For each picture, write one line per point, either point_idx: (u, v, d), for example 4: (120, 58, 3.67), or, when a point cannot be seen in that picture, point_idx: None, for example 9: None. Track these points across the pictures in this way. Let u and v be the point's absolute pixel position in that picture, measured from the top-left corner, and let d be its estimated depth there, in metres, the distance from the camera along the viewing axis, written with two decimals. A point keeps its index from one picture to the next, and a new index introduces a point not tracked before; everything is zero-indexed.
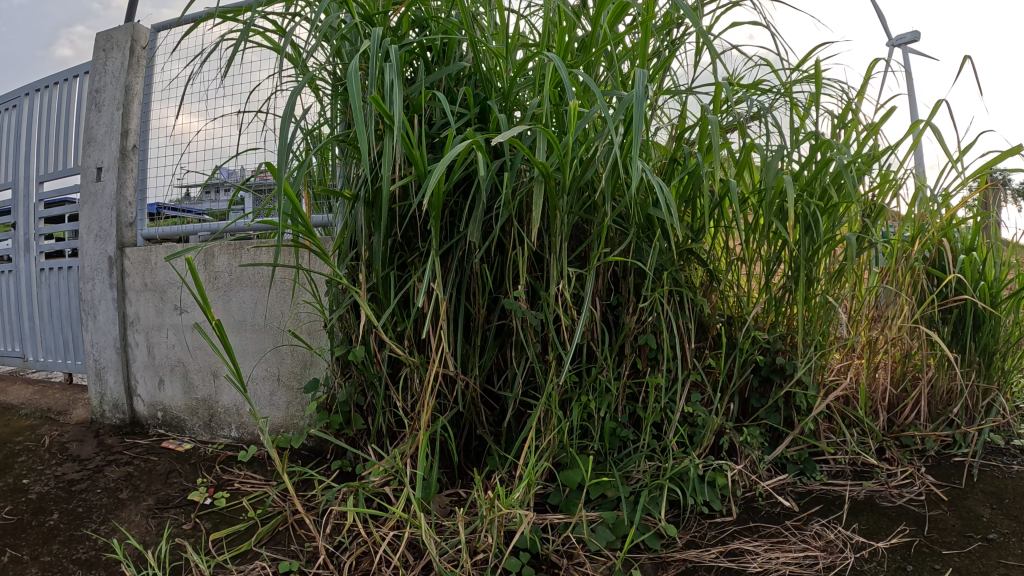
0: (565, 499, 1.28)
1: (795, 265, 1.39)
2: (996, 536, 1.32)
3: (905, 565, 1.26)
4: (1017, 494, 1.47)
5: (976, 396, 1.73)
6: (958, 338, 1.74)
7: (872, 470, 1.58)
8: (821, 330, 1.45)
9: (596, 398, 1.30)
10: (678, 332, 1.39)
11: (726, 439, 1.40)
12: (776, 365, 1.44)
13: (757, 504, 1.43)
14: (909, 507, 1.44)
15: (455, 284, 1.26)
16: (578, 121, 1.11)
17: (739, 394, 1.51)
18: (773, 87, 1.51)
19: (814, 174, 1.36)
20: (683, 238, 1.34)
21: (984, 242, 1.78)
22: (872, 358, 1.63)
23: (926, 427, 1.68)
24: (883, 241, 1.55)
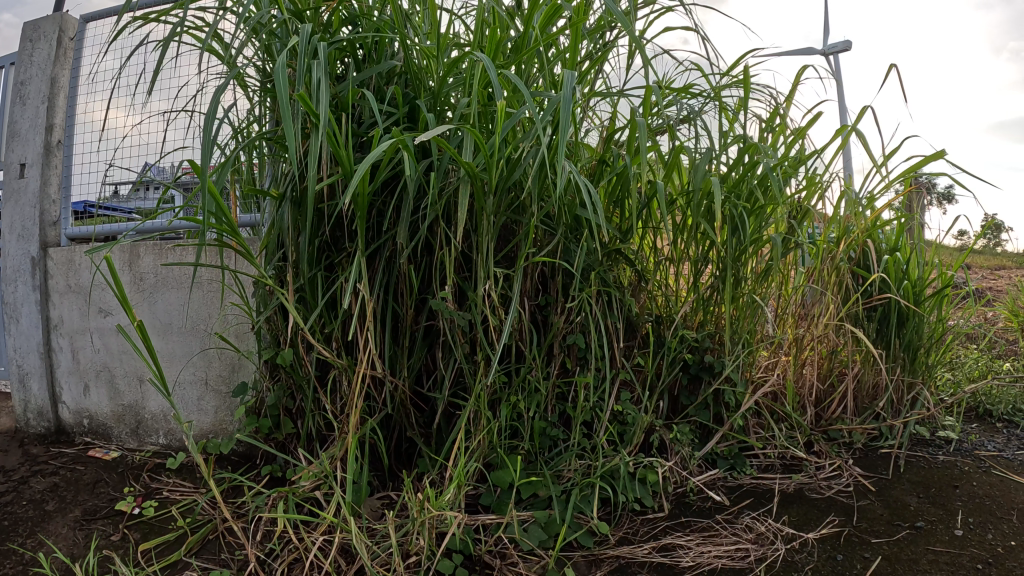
0: (497, 499, 1.29)
1: (722, 265, 1.41)
2: (923, 524, 1.38)
3: (835, 553, 1.30)
4: (939, 484, 1.53)
5: (901, 390, 1.79)
6: (883, 336, 1.79)
7: (801, 464, 1.62)
8: (747, 329, 1.47)
9: (525, 398, 1.30)
10: (607, 332, 1.40)
11: (656, 437, 1.41)
12: (704, 363, 1.47)
13: (688, 499, 1.46)
14: (837, 499, 1.48)
15: (382, 285, 1.25)
16: (506, 121, 1.11)
17: (668, 392, 1.53)
18: (704, 91, 1.54)
19: (741, 176, 1.39)
20: (611, 238, 1.35)
21: (909, 243, 1.84)
22: (799, 355, 1.67)
23: (853, 420, 1.73)
24: (809, 242, 1.58)
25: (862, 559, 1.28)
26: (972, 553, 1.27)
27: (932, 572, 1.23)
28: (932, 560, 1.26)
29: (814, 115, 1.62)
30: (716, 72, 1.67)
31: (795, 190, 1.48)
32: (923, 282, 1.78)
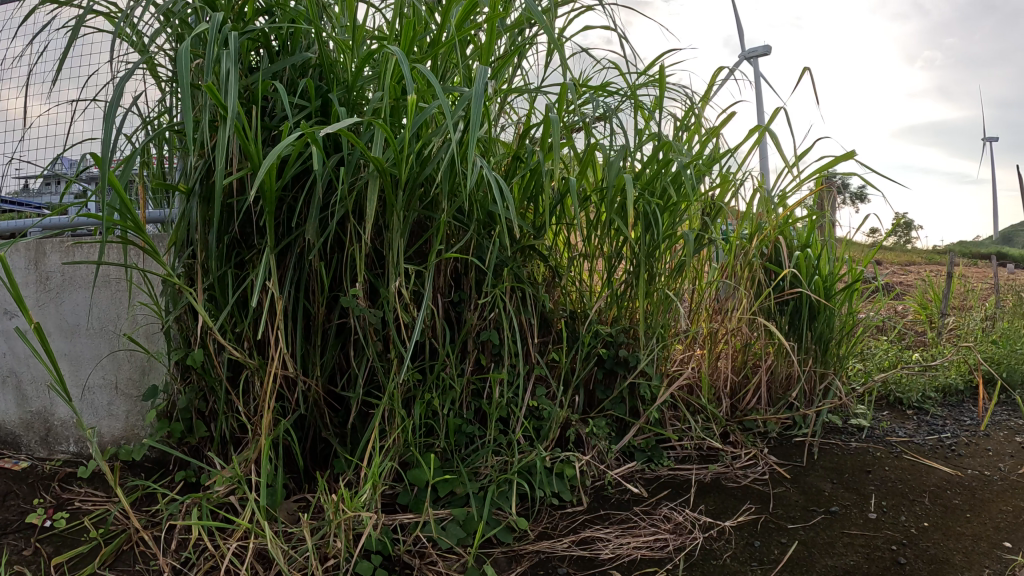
0: (414, 498, 1.29)
1: (635, 261, 1.44)
2: (837, 509, 1.49)
3: (752, 540, 1.36)
4: (853, 471, 1.69)
5: (813, 380, 1.86)
6: (795, 329, 1.84)
7: (717, 454, 1.67)
8: (661, 322, 1.50)
9: (439, 395, 1.31)
10: (522, 328, 1.41)
11: (572, 431, 1.43)
12: (619, 357, 1.49)
13: (607, 492, 1.48)
14: (754, 487, 1.55)
15: (293, 283, 1.24)
16: (418, 115, 1.11)
17: (584, 386, 1.55)
18: (621, 89, 1.57)
19: (654, 173, 1.42)
20: (524, 234, 1.36)
21: (820, 239, 1.88)
22: (714, 349, 1.71)
23: (766, 411, 1.79)
24: (722, 238, 1.62)
25: (777, 547, 1.34)
26: (885, 535, 1.41)
27: (846, 553, 1.33)
28: (848, 543, 1.36)
29: (728, 115, 1.66)
30: (635, 71, 1.71)
31: (708, 187, 1.52)
32: (833, 278, 1.84)
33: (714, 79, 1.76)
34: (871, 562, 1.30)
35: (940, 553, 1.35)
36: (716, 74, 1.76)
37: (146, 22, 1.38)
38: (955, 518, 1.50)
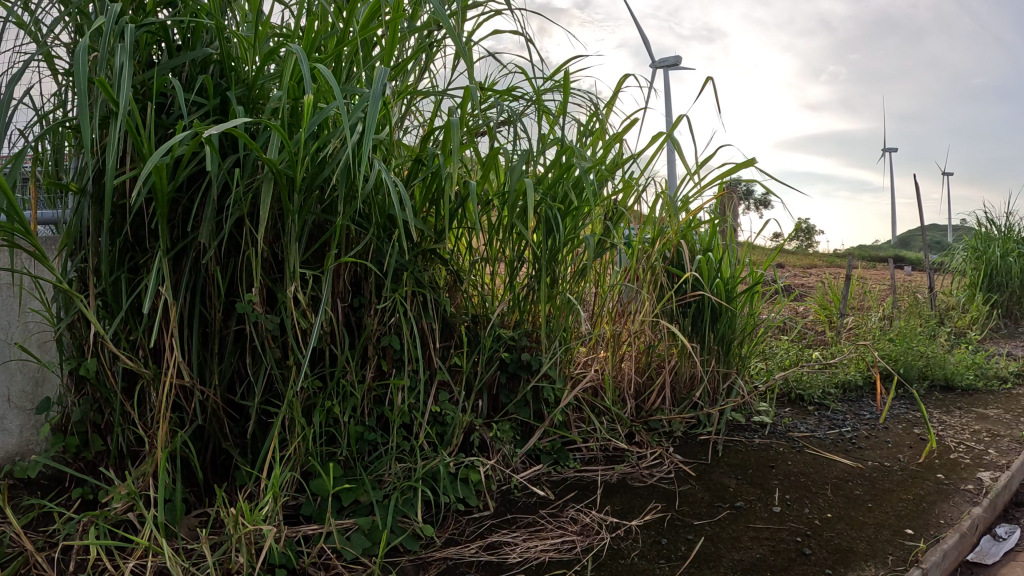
0: (318, 508, 1.28)
1: (537, 264, 1.48)
2: (741, 504, 1.54)
3: (659, 538, 1.39)
4: (762, 464, 1.76)
5: (717, 379, 1.92)
6: (698, 330, 1.89)
7: (623, 454, 1.71)
8: (563, 325, 1.55)
9: (339, 402, 1.31)
10: (422, 333, 1.44)
11: (476, 436, 1.45)
12: (522, 360, 1.54)
13: (513, 497, 1.52)
14: (660, 487, 1.60)
15: (188, 288, 1.23)
16: (314, 116, 1.13)
17: (488, 391, 1.56)
18: (526, 94, 1.58)
19: (556, 177, 1.45)
20: (424, 237, 1.38)
21: (722, 243, 1.95)
22: (618, 351, 1.76)
23: (671, 410, 1.85)
24: (625, 243, 1.67)
25: (682, 542, 1.38)
26: (789, 527, 1.47)
27: (752, 547, 1.38)
28: (752, 536, 1.41)
29: (631, 122, 1.72)
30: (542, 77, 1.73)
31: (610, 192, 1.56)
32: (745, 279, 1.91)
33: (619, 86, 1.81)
34: (776, 554, 1.35)
35: (843, 542, 1.43)
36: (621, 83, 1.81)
37: (44, 10, 1.33)
38: (856, 505, 1.60)
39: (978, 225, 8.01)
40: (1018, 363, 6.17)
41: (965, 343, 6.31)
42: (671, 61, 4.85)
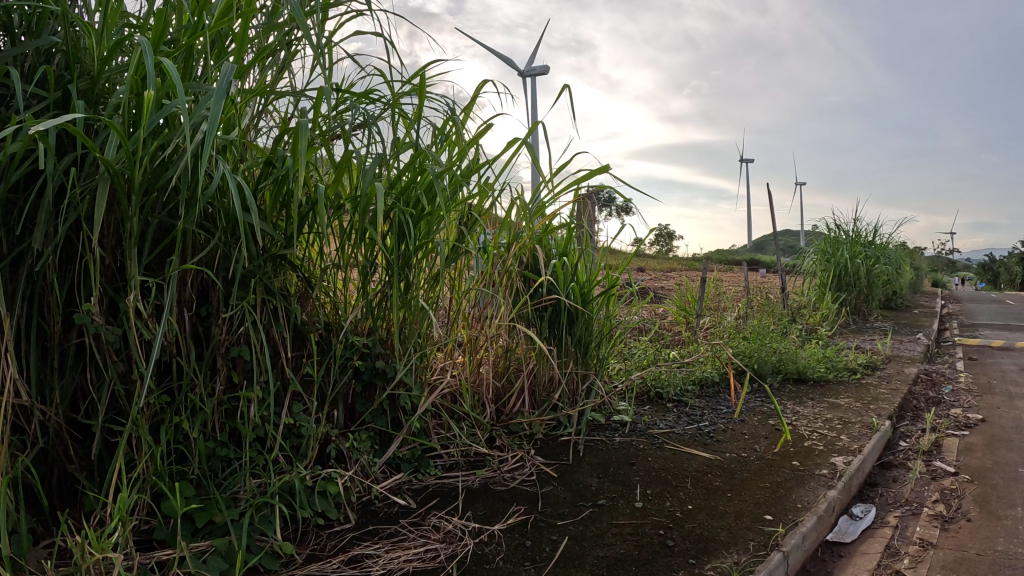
0: (173, 533, 1.24)
1: (388, 268, 1.60)
2: (603, 502, 1.76)
3: (524, 540, 1.54)
4: (616, 461, 2.06)
5: (577, 381, 2.22)
6: (554, 331, 2.17)
7: (483, 459, 1.94)
8: (415, 331, 1.71)
9: (188, 417, 1.30)
10: (274, 342, 1.52)
11: (332, 446, 1.54)
12: (377, 369, 1.66)
13: (377, 507, 1.62)
14: (523, 489, 1.80)
15: (19, 296, 1.15)
16: (154, 109, 1.13)
17: (344, 400, 1.69)
18: (383, 98, 1.58)
19: (407, 182, 1.56)
20: (274, 243, 1.46)
21: (577, 248, 2.22)
22: (476, 355, 1.97)
23: (530, 412, 2.12)
24: (482, 247, 1.84)
25: (545, 544, 1.53)
26: (652, 522, 1.69)
27: (616, 543, 1.57)
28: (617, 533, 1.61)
29: (489, 127, 1.78)
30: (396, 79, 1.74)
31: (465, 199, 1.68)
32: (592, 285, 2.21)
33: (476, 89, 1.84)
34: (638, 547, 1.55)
35: (704, 532, 1.67)
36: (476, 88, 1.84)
37: None
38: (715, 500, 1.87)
39: (827, 228, 8.67)
40: (864, 353, 6.71)
41: (815, 338, 6.83)
42: (537, 70, 4.89)
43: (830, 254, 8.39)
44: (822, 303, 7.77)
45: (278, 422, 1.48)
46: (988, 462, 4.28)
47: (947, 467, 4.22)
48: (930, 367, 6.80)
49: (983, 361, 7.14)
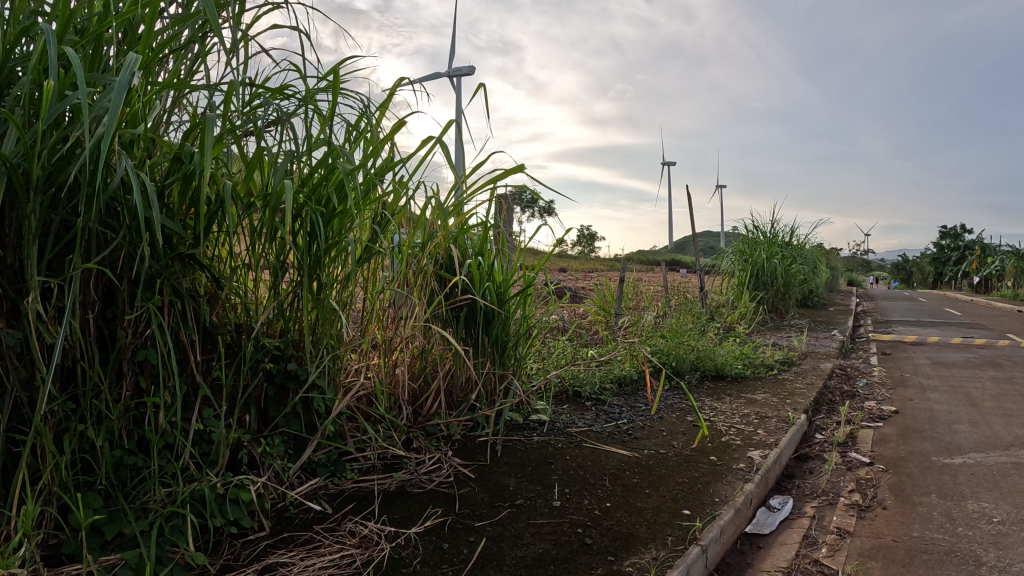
0: (77, 548, 1.61)
1: (301, 262, 2.33)
2: (523, 502, 2.80)
3: (440, 543, 2.37)
4: (528, 461, 3.29)
5: (496, 384, 3.56)
6: (469, 331, 3.41)
7: (396, 462, 2.99)
8: (323, 333, 2.48)
9: (94, 421, 1.66)
10: (186, 343, 2.05)
11: (243, 453, 2.27)
12: (285, 373, 2.41)
13: (290, 513, 2.43)
14: (437, 488, 2.86)
15: None
16: (55, 105, 1.37)
17: (256, 401, 2.47)
18: (292, 96, 2.24)
19: (315, 174, 2.27)
20: (180, 244, 1.97)
21: (490, 250, 3.46)
22: (393, 357, 3.09)
23: (442, 412, 3.24)
24: (392, 238, 2.84)
25: (465, 548, 2.36)
26: (568, 521, 2.66)
27: (537, 545, 2.43)
28: (535, 536, 2.50)
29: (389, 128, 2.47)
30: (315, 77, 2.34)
31: (373, 190, 2.44)
32: (504, 287, 3.46)
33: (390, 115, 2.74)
34: (555, 549, 2.40)
35: (623, 528, 2.64)
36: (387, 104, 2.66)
37: None
38: (625, 496, 2.99)
39: (745, 230, 8.86)
40: (780, 349, 6.96)
41: (733, 336, 7.09)
42: (457, 70, 5.11)
43: (746, 254, 8.57)
44: (742, 303, 8.02)
45: (192, 425, 1.96)
46: (900, 452, 4.46)
47: (863, 458, 4.41)
48: (845, 362, 7.07)
49: (897, 356, 7.44)
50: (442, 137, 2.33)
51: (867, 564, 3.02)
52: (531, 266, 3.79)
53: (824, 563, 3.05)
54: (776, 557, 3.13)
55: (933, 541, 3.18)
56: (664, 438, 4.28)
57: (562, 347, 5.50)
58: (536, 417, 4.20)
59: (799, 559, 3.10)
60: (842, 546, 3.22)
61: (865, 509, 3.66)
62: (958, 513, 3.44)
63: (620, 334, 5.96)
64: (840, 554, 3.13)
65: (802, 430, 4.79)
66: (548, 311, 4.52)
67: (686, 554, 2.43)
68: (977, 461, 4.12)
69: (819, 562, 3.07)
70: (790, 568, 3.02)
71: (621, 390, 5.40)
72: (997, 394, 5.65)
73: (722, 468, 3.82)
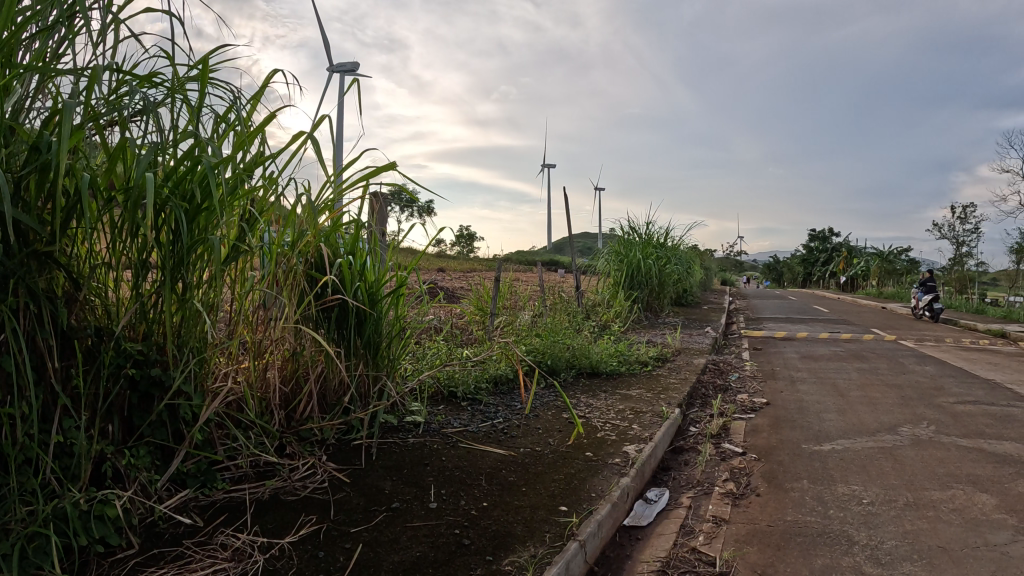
0: None
1: (166, 255, 2.62)
2: (395, 508, 3.08)
3: (316, 551, 2.65)
4: (403, 463, 3.61)
5: (368, 385, 3.87)
6: (337, 328, 3.68)
7: (269, 469, 3.23)
8: (189, 332, 2.79)
9: None
10: (44, 350, 2.32)
11: (107, 464, 2.48)
12: (153, 382, 2.67)
13: (159, 527, 2.64)
14: (311, 495, 3.12)
15: None
16: None
17: (124, 413, 2.67)
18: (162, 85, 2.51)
19: (175, 169, 2.60)
20: (39, 242, 2.21)
21: (359, 252, 3.75)
22: (264, 360, 3.30)
23: (314, 416, 3.52)
24: (262, 239, 3.12)
25: (341, 555, 2.64)
26: (445, 522, 3.00)
27: (416, 550, 2.75)
28: (412, 539, 2.82)
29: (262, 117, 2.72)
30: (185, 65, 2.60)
31: (237, 189, 2.86)
32: (374, 287, 3.76)
33: (251, 122, 3.14)
34: (433, 551, 2.75)
35: (500, 530, 3.00)
36: (246, 113, 3.06)
37: None
38: (500, 495, 3.37)
39: (620, 231, 9.21)
40: (653, 347, 7.25)
41: (608, 334, 7.34)
42: (348, 65, 5.06)
43: (622, 254, 8.87)
44: (616, 302, 8.33)
45: (55, 435, 2.30)
46: (772, 441, 4.76)
47: (735, 449, 4.67)
48: (718, 357, 7.48)
49: (768, 351, 7.92)
50: (293, 148, 2.81)
51: (743, 549, 3.18)
52: (401, 267, 4.10)
53: (701, 550, 3.20)
54: (654, 548, 3.28)
55: (806, 524, 3.39)
56: (539, 437, 4.40)
57: (436, 347, 5.48)
58: (413, 419, 4.19)
59: (677, 549, 3.25)
60: (718, 533, 3.40)
61: (739, 496, 3.87)
62: (830, 497, 3.70)
63: (496, 334, 6.04)
64: (717, 541, 3.30)
65: (676, 423, 5.02)
66: (421, 308, 4.60)
67: (562, 550, 2.83)
68: (844, 447, 4.46)
69: (696, 550, 3.22)
70: (668, 557, 3.16)
71: (497, 390, 5.47)
72: (862, 384, 6.15)
73: (598, 463, 3.98)
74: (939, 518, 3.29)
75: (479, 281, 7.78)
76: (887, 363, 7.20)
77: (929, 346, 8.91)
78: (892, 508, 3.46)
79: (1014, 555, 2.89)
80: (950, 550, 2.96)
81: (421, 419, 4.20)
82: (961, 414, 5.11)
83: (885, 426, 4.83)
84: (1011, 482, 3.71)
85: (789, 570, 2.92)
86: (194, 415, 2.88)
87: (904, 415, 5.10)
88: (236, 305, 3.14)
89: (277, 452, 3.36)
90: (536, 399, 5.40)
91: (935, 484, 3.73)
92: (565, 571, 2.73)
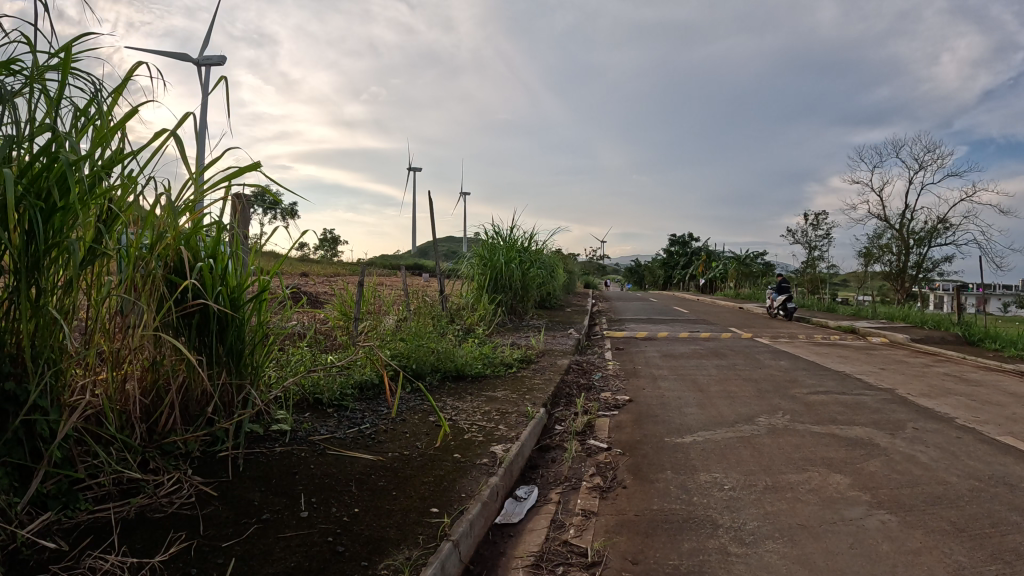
0: None
1: (21, 260, 2.39)
2: (264, 519, 2.97)
3: (189, 569, 2.52)
4: (270, 474, 3.48)
5: (232, 394, 3.68)
6: (200, 336, 3.47)
7: (133, 487, 2.99)
8: (45, 342, 2.56)
9: None
10: None
11: None
12: (9, 397, 2.43)
13: (22, 554, 2.40)
14: (178, 511, 2.94)
15: None
16: None
17: None
18: (22, 72, 2.29)
19: (33, 167, 2.39)
20: None
21: (221, 254, 3.54)
22: (123, 371, 3.05)
23: (177, 430, 3.29)
24: (119, 242, 2.90)
25: (214, 572, 2.52)
26: (317, 530, 2.94)
27: (289, 559, 2.68)
28: (286, 550, 2.74)
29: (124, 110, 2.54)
30: (45, 51, 2.38)
31: (97, 189, 2.64)
32: (237, 292, 3.56)
33: (110, 115, 2.86)
34: (308, 561, 2.68)
35: (370, 535, 2.97)
36: (108, 106, 2.79)
37: None
38: (371, 500, 3.33)
39: (485, 235, 9.25)
40: (517, 349, 7.38)
41: (472, 338, 7.39)
42: (213, 58, 4.79)
43: (486, 258, 8.93)
44: (481, 305, 8.40)
45: None
46: (635, 436, 4.99)
47: (600, 445, 4.86)
48: (581, 358, 7.73)
49: (629, 351, 8.26)
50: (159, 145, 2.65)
51: (613, 538, 3.33)
52: (263, 270, 3.93)
53: (572, 543, 3.32)
54: (526, 543, 3.36)
55: (672, 511, 3.60)
56: (407, 441, 4.37)
57: (299, 353, 5.30)
58: (280, 427, 4.04)
59: (550, 542, 3.35)
60: (588, 525, 3.53)
61: (607, 489, 4.04)
62: (693, 485, 3.94)
63: (362, 338, 5.93)
64: (587, 533, 3.43)
65: (541, 422, 5.15)
66: (284, 313, 4.42)
67: (437, 551, 2.86)
68: (705, 438, 4.76)
69: (568, 542, 3.33)
70: (541, 551, 3.25)
71: (362, 396, 5.38)
72: (720, 379, 6.57)
73: (466, 464, 4.03)
74: (797, 499, 3.60)
75: (342, 284, 7.59)
76: (743, 359, 7.72)
77: (784, 342, 9.66)
78: (753, 492, 3.74)
79: (866, 527, 3.21)
80: (809, 527, 3.25)
81: (288, 426, 4.05)
82: (812, 404, 5.58)
83: (743, 418, 5.19)
84: (860, 463, 4.11)
85: (658, 555, 3.09)
86: (51, 433, 2.62)
87: (760, 406, 5.51)
88: (92, 312, 2.93)
89: (138, 468, 3.12)
90: (403, 404, 5.36)
91: (793, 468, 4.07)
92: (440, 571, 2.76)
